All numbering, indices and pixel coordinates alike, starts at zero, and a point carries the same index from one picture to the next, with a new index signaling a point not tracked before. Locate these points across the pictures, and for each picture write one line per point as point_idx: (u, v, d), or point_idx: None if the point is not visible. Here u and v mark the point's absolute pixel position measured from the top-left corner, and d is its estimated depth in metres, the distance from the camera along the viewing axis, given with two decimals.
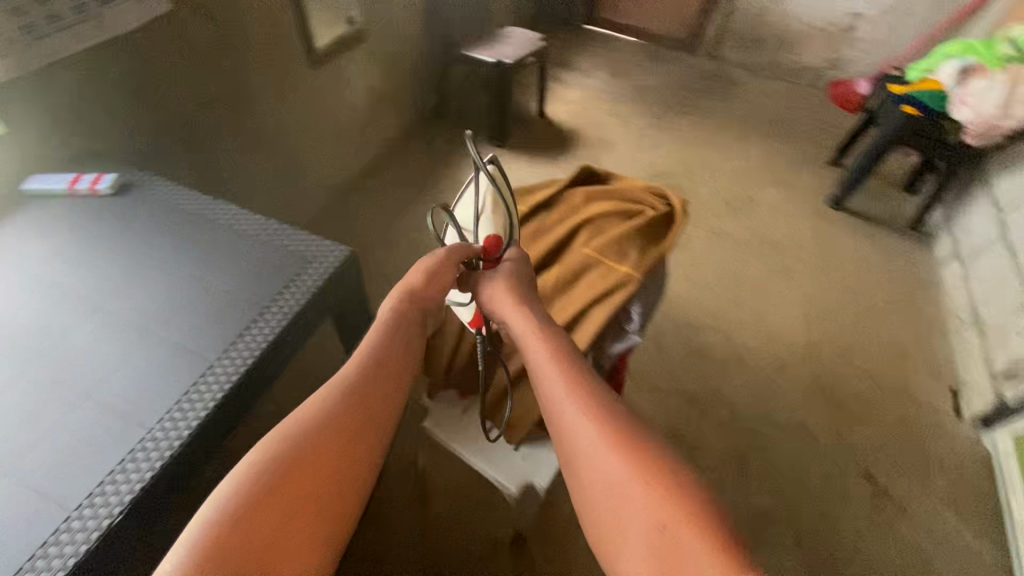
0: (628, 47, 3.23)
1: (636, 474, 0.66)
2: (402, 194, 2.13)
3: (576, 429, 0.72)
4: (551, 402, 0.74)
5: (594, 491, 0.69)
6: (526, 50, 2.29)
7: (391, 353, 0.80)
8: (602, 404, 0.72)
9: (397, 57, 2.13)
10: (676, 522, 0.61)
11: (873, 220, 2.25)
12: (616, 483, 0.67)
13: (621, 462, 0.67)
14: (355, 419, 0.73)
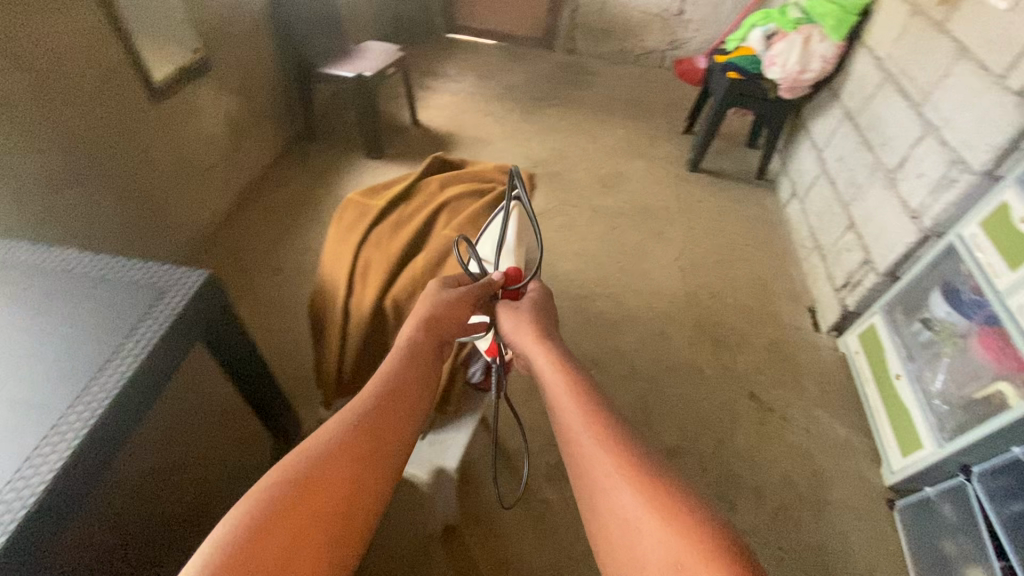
0: (491, 50, 3.37)
1: (654, 511, 0.61)
2: (282, 219, 2.08)
3: (591, 463, 0.68)
4: (568, 435, 0.72)
5: (608, 529, 0.64)
6: (384, 63, 2.32)
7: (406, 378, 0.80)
8: (618, 439, 0.69)
9: (251, 83, 2.08)
10: (690, 556, 0.55)
11: (725, 175, 2.54)
12: (628, 517, 0.62)
13: (633, 493, 0.63)
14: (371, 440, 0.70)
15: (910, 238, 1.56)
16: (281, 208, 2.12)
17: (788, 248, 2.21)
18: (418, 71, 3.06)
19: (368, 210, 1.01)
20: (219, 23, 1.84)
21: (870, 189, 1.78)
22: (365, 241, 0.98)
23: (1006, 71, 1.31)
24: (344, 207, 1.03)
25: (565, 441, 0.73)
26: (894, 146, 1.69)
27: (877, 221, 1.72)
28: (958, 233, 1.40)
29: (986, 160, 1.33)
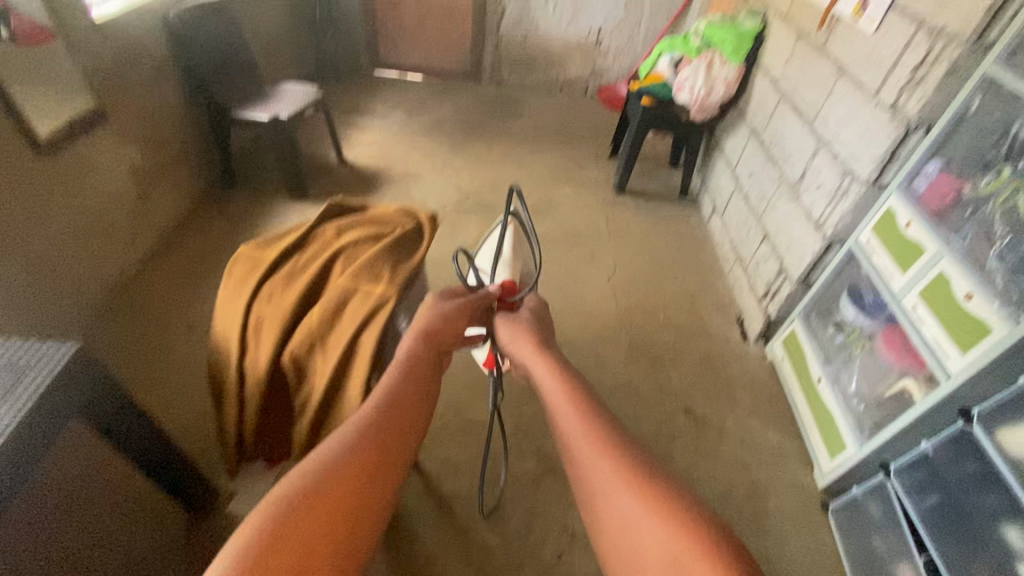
0: (419, 85, 3.39)
1: (653, 513, 0.62)
2: (197, 271, 1.98)
3: (591, 467, 0.70)
4: (568, 439, 0.74)
5: (609, 530, 0.66)
6: (302, 103, 2.28)
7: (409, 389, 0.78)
8: (617, 444, 0.71)
9: (157, 131, 1.99)
10: (688, 555, 0.57)
11: (652, 197, 2.63)
12: (625, 519, 0.64)
13: (632, 496, 0.65)
14: (379, 448, 0.67)
15: (816, 247, 1.63)
16: (197, 259, 2.03)
17: (715, 261, 2.28)
18: (346, 109, 3.04)
19: (260, 262, 0.96)
20: (114, 71, 1.75)
21: (779, 202, 1.87)
22: (256, 295, 0.93)
23: (878, 87, 1.41)
24: (234, 261, 0.97)
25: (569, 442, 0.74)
26: (794, 160, 1.79)
27: (787, 232, 1.80)
28: (857, 240, 1.48)
29: (871, 171, 1.42)
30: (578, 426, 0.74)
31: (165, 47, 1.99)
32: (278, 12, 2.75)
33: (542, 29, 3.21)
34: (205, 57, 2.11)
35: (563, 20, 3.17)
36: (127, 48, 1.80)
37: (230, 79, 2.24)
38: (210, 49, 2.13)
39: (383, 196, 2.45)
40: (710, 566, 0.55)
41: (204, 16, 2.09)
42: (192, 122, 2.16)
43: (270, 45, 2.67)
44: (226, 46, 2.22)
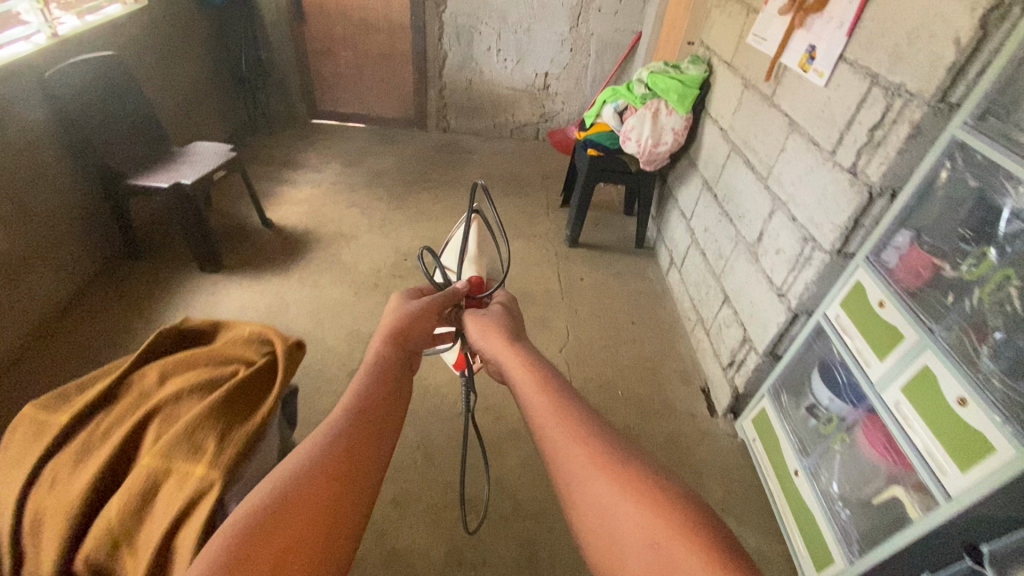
0: (359, 132, 3.18)
1: (633, 495, 0.54)
2: (78, 369, 1.65)
3: (563, 448, 0.60)
4: (539, 419, 0.64)
5: (582, 519, 0.56)
6: (210, 166, 2.02)
7: (386, 380, 0.70)
8: (589, 429, 0.61)
9: (29, 206, 1.70)
10: (669, 538, 0.50)
11: (606, 249, 2.44)
12: (601, 508, 0.55)
13: (604, 478, 0.56)
14: (359, 443, 0.59)
15: (780, 318, 1.46)
16: (79, 354, 1.71)
17: (676, 321, 2.09)
18: (273, 163, 2.78)
19: (46, 428, 0.71)
20: None
21: (737, 261, 1.70)
22: (28, 483, 0.66)
23: (834, 147, 1.26)
24: (12, 427, 0.72)
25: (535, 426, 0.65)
26: (750, 219, 1.62)
27: (748, 297, 1.62)
28: (824, 314, 1.30)
29: (834, 239, 1.26)
30: (548, 406, 0.64)
31: (41, 108, 1.72)
32: (191, 64, 2.51)
33: (486, 73, 3.05)
34: (90, 120, 1.84)
35: (507, 64, 3.02)
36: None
37: (127, 143, 1.97)
38: (97, 111, 1.86)
39: (309, 261, 2.19)
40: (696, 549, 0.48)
41: (91, 74, 1.83)
42: (80, 193, 1.89)
43: (179, 101, 2.42)
44: (121, 105, 1.95)
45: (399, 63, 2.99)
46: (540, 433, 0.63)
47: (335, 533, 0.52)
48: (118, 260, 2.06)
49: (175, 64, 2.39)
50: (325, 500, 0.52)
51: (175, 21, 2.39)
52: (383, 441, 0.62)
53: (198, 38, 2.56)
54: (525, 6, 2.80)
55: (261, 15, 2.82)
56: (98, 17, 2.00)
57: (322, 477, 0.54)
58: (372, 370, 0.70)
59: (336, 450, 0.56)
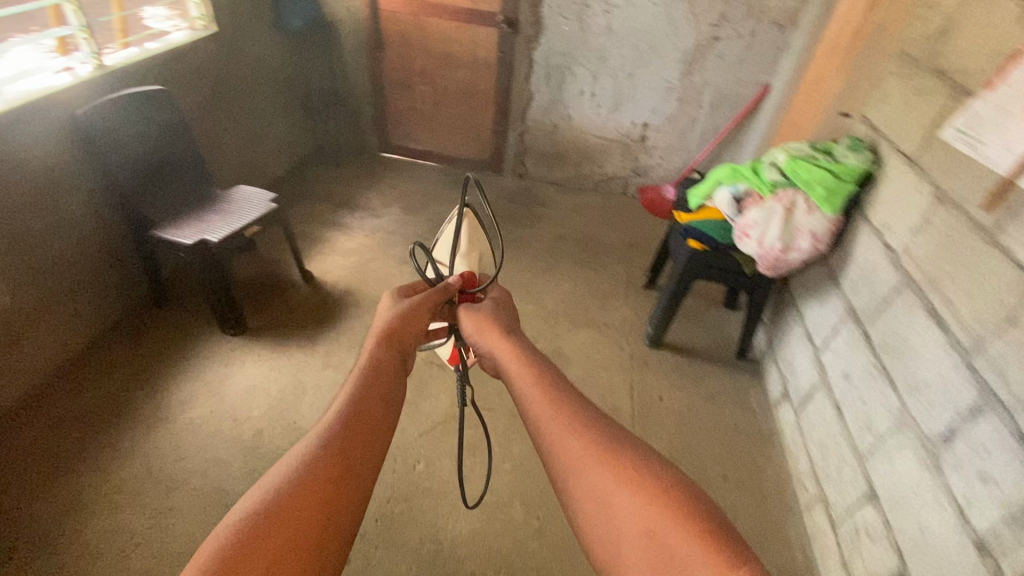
0: (428, 171, 2.89)
1: (624, 482, 0.55)
2: (56, 452, 1.40)
3: (562, 443, 0.60)
4: (536, 419, 0.64)
5: (581, 512, 0.57)
6: (246, 219, 1.75)
7: (378, 382, 0.70)
8: (583, 418, 0.62)
9: (39, 257, 1.51)
10: (665, 526, 0.50)
11: (697, 354, 1.94)
12: (597, 498, 0.55)
13: (600, 468, 0.57)
14: (354, 446, 0.60)
15: None
16: (66, 426, 1.46)
17: (783, 484, 1.56)
18: (329, 203, 2.54)
19: None
20: None
21: (896, 448, 1.18)
22: None
23: None
24: None
25: (524, 415, 0.66)
26: (932, 403, 1.10)
27: (908, 506, 1.12)
28: None
29: None
30: (544, 398, 0.65)
31: (70, 148, 1.54)
32: (255, 93, 2.32)
33: (575, 119, 2.65)
34: (121, 162, 1.64)
35: (601, 110, 2.60)
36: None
37: (163, 186, 1.77)
38: (131, 152, 1.66)
39: (340, 332, 1.88)
40: (685, 533, 0.49)
41: (130, 112, 1.63)
42: (109, 237, 1.71)
43: (233, 132, 2.22)
44: (160, 143, 1.74)
45: (479, 101, 2.66)
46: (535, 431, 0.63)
47: (329, 538, 0.52)
48: (141, 304, 1.85)
49: (236, 94, 2.20)
50: (318, 505, 0.53)
51: (244, 47, 2.21)
52: (377, 441, 0.63)
53: (269, 65, 2.38)
54: (631, 47, 2.38)
55: (339, 42, 2.62)
56: (156, 46, 1.83)
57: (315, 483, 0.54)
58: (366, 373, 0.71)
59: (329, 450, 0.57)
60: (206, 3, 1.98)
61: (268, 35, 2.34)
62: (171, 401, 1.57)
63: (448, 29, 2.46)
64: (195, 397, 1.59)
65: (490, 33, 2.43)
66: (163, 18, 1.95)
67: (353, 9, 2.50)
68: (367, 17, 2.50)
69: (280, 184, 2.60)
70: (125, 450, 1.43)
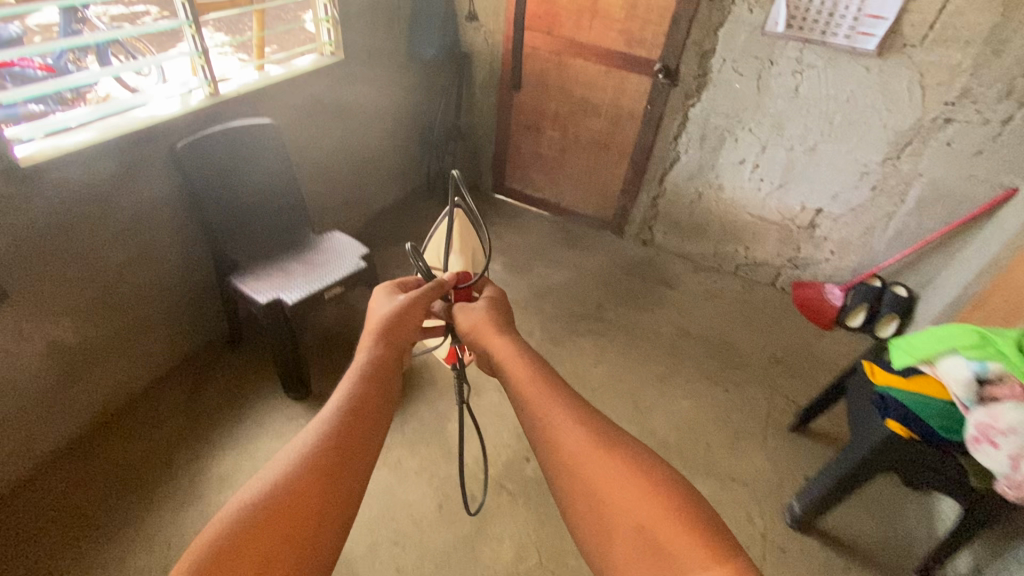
0: (541, 221, 2.58)
1: (619, 475, 0.57)
2: (89, 516, 1.31)
3: (567, 447, 0.60)
4: (539, 420, 0.63)
5: (575, 506, 0.58)
6: (327, 281, 1.54)
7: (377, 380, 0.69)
8: (578, 412, 0.63)
9: (118, 294, 1.41)
10: (653, 522, 0.53)
11: (856, 555, 1.41)
12: (592, 496, 0.56)
13: (595, 464, 0.58)
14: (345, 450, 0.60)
15: None
16: (105, 484, 1.37)
17: None
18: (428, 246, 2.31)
19: None
20: (35, 229, 1.18)
21: None
22: None
23: None
24: None
25: (521, 408, 0.66)
26: None
27: None
28: None
29: None
30: (542, 394, 0.66)
31: (170, 184, 1.44)
32: (372, 123, 2.16)
33: (726, 191, 2.18)
34: (214, 198, 1.51)
35: (762, 186, 2.11)
36: (77, 193, 1.24)
37: (257, 224, 1.63)
38: (226, 187, 1.53)
39: (406, 419, 1.61)
40: (671, 523, 0.52)
41: (236, 149, 1.51)
42: (195, 273, 1.61)
43: (342, 162, 2.07)
44: (259, 179, 1.60)
45: (613, 156, 2.30)
46: (535, 427, 0.63)
47: (321, 525, 0.54)
48: (215, 342, 1.73)
49: (352, 125, 2.05)
50: (315, 495, 0.55)
51: (370, 76, 2.05)
52: (371, 438, 0.63)
53: (393, 95, 2.21)
54: (819, 117, 1.87)
55: (472, 74, 2.40)
56: (278, 72, 1.69)
57: (308, 485, 0.55)
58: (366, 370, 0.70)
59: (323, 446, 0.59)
60: (338, 28, 1.82)
61: (398, 63, 2.17)
62: (211, 476, 1.41)
63: (593, 73, 2.12)
64: (238, 474, 1.42)
65: (641, 82, 2.06)
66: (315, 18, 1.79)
67: (492, 41, 2.26)
68: (505, 51, 2.25)
69: (383, 217, 2.43)
70: (153, 531, 1.30)
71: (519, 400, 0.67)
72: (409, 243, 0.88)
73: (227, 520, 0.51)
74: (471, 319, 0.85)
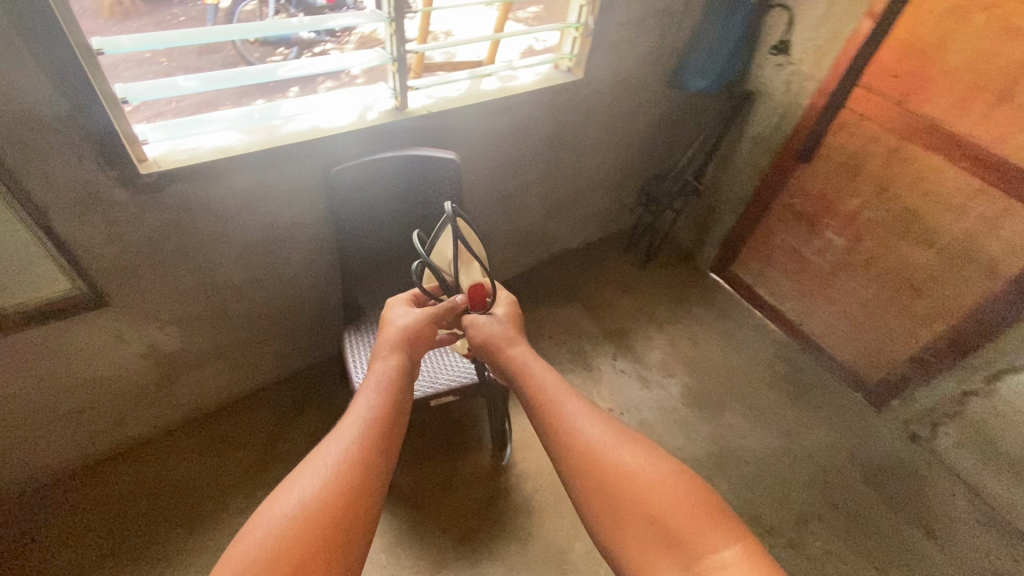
0: (762, 335, 1.85)
1: (620, 447, 0.64)
2: (132, 530, 1.20)
3: (578, 437, 0.65)
4: (550, 415, 0.69)
5: (583, 494, 0.62)
6: (440, 384, 1.16)
7: (400, 379, 0.75)
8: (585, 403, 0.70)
9: (231, 308, 1.23)
10: (663, 505, 0.57)
11: None
12: (603, 483, 0.61)
13: (600, 441, 0.64)
14: (376, 445, 0.63)
15: None
16: (163, 500, 1.25)
17: None
18: (598, 320, 1.80)
19: None
20: (146, 236, 0.99)
21: None
22: None
23: None
24: None
25: (536, 404, 0.72)
26: None
27: None
28: None
29: None
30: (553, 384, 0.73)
31: (319, 204, 1.17)
32: (583, 154, 1.68)
33: None
34: (358, 229, 1.22)
35: None
36: (205, 202, 1.02)
37: (396, 264, 1.34)
38: (375, 221, 1.23)
39: None
40: (674, 504, 0.57)
41: (402, 180, 1.18)
42: (324, 296, 1.37)
43: (529, 194, 1.65)
44: (417, 217, 1.27)
45: (921, 307, 1.46)
46: (548, 420, 0.69)
47: (354, 531, 0.55)
48: (325, 365, 1.52)
49: (555, 154, 1.60)
50: (344, 502, 0.56)
51: (602, 100, 1.55)
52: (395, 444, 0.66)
53: (624, 125, 1.69)
54: None
55: (745, 120, 1.72)
56: (492, 87, 1.30)
57: (337, 494, 0.56)
58: (388, 374, 0.75)
59: (355, 454, 0.61)
60: (587, 42, 1.35)
61: (645, 87, 1.63)
62: None
63: (950, 185, 1.30)
64: None
65: None
66: (572, 15, 1.33)
67: (795, 87, 1.55)
68: (811, 106, 1.52)
69: (563, 261, 1.97)
70: None
71: (533, 397, 0.73)
72: (420, 262, 0.91)
73: (267, 528, 0.53)
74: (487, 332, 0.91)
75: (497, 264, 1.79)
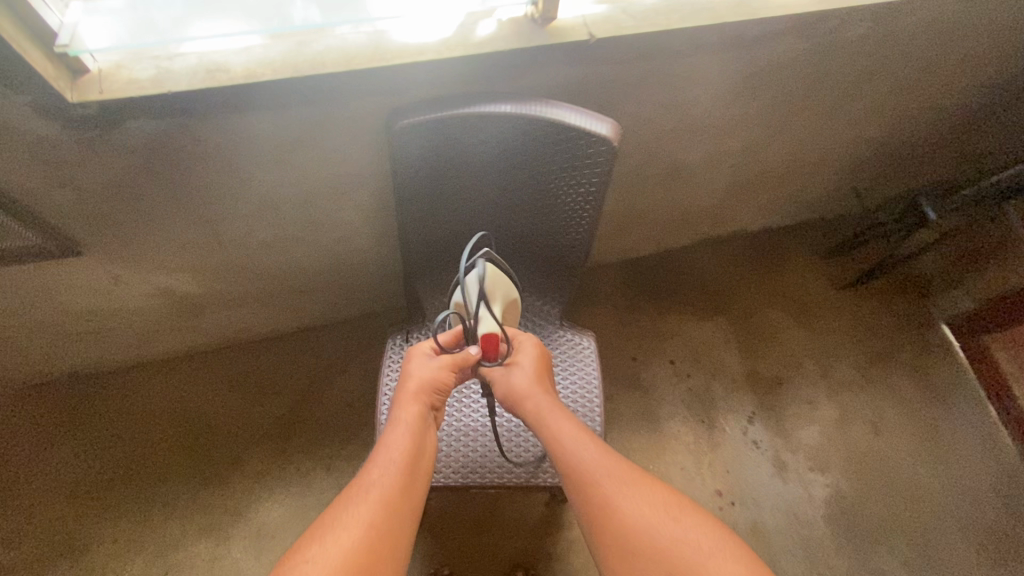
0: (992, 447, 1.22)
1: (635, 492, 0.63)
2: (145, 460, 1.08)
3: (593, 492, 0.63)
4: (567, 469, 0.66)
5: (603, 557, 0.61)
6: (500, 473, 0.80)
7: (422, 433, 0.67)
8: (599, 447, 0.68)
9: (260, 261, 0.92)
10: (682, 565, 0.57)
11: None
12: (622, 543, 0.60)
13: (611, 495, 0.63)
14: (395, 523, 0.59)
15: None
16: (182, 435, 1.10)
17: None
18: (746, 354, 1.28)
19: None
20: (112, 177, 0.65)
21: None
22: None
23: None
24: None
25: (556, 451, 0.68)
26: None
27: None
28: None
29: None
30: (570, 425, 0.69)
31: (380, 153, 0.73)
32: (829, 115, 1.00)
33: None
34: (422, 220, 0.74)
35: None
36: (190, 140, 0.63)
37: None
38: (454, 206, 0.73)
39: None
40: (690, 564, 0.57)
41: (513, 151, 0.67)
42: (385, 258, 1.00)
43: (715, 164, 1.05)
44: (523, 210, 0.75)
45: None
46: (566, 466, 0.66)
47: None
48: (380, 319, 1.22)
49: (783, 110, 0.95)
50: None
51: (912, 35, 0.84)
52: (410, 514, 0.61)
53: (925, 81, 0.96)
54: None
55: None
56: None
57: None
58: (410, 424, 0.67)
59: (370, 531, 0.57)
60: None
61: (1006, 17, 0.87)
62: (255, 517, 1.07)
63: None
64: (275, 546, 1.05)
65: None
66: None
67: None
68: None
69: (728, 247, 1.37)
70: (165, 546, 1.03)
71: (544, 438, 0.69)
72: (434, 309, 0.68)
73: None
74: (515, 384, 0.73)
75: (634, 241, 1.27)
